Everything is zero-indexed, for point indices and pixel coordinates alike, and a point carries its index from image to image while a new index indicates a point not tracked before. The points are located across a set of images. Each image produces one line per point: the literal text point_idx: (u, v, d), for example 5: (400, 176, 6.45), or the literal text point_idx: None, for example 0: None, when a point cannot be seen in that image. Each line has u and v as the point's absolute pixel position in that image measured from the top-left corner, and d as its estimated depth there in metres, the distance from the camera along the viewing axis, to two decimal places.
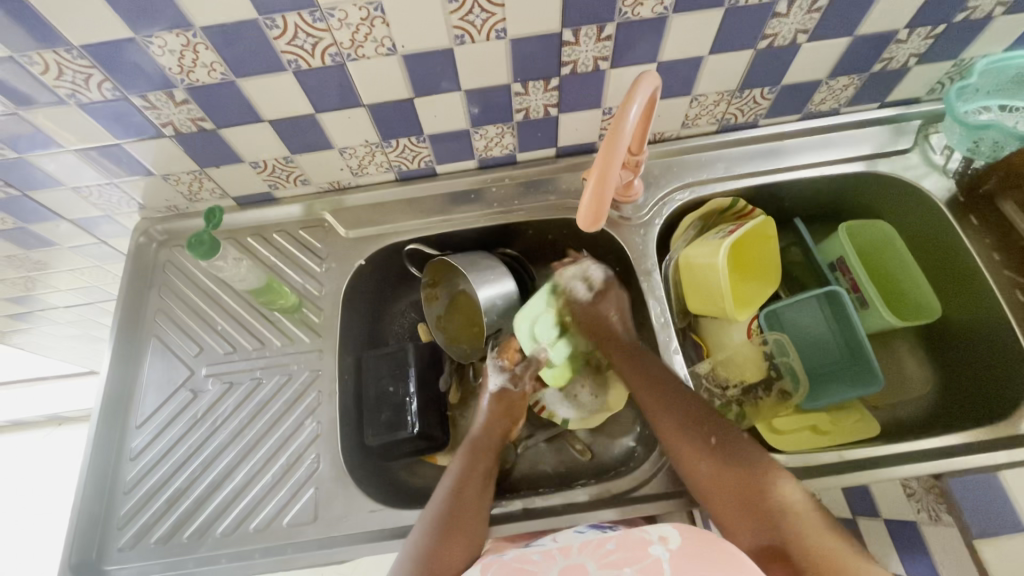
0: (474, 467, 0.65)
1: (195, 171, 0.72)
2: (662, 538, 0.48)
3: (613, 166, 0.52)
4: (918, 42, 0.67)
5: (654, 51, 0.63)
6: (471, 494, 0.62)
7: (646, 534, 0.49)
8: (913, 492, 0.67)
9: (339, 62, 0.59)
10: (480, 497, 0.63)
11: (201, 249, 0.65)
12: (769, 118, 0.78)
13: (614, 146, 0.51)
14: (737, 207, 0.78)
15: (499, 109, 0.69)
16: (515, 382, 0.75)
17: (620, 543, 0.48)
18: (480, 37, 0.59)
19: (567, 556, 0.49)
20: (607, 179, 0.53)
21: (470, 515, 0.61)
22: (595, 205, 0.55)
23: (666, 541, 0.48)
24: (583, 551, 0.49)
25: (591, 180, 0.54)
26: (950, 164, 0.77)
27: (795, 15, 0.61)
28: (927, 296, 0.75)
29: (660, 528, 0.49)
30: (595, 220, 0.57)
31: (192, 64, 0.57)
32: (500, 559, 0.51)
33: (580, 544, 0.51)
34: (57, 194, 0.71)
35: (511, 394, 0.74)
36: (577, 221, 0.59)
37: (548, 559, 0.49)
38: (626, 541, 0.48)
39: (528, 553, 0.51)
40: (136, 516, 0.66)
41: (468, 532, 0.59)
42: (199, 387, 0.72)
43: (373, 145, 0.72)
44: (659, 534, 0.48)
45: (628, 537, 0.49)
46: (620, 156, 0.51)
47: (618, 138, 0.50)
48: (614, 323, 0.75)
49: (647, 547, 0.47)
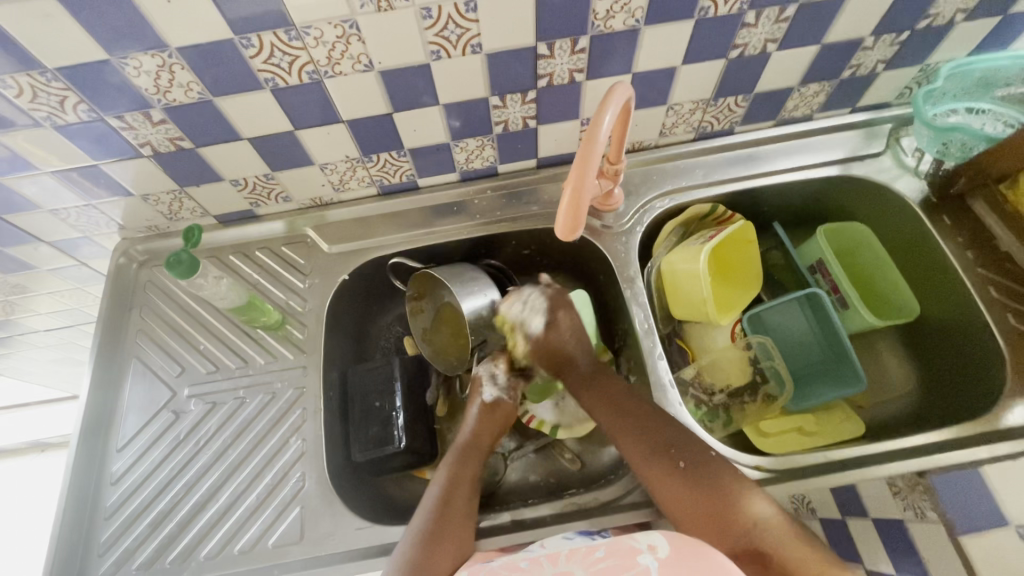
0: (461, 478, 0.65)
1: (175, 190, 0.71)
2: (651, 548, 0.47)
3: (588, 175, 0.52)
4: (884, 49, 0.69)
5: (628, 62, 0.64)
6: (455, 510, 0.61)
7: (635, 542, 0.48)
8: (899, 490, 0.64)
9: (316, 79, 0.59)
10: (465, 514, 0.62)
11: (181, 268, 0.65)
12: (744, 125, 0.79)
13: (590, 153, 0.51)
14: (716, 212, 0.80)
15: (478, 122, 0.69)
16: (510, 394, 0.74)
17: (608, 552, 0.48)
18: (456, 52, 0.59)
19: (554, 564, 0.48)
20: (583, 187, 0.53)
21: (455, 533, 0.59)
22: (573, 213, 0.55)
23: (655, 551, 0.47)
24: (570, 559, 0.49)
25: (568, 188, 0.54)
26: (922, 166, 0.78)
27: (764, 25, 0.63)
28: (906, 296, 0.76)
29: (649, 536, 0.49)
30: (573, 228, 0.56)
31: (169, 84, 0.57)
32: (487, 567, 0.51)
33: (568, 551, 0.50)
34: (35, 217, 0.70)
35: (503, 405, 0.73)
36: (555, 230, 0.57)
37: (536, 566, 0.49)
38: (615, 548, 0.48)
39: (515, 560, 0.51)
40: (117, 542, 0.64)
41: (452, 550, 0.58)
42: (181, 408, 0.71)
43: (353, 160, 0.72)
44: (648, 542, 0.48)
45: (617, 545, 0.49)
46: (597, 163, 0.52)
47: (593, 148, 0.51)
48: (572, 350, 0.72)
49: (635, 556, 0.47)
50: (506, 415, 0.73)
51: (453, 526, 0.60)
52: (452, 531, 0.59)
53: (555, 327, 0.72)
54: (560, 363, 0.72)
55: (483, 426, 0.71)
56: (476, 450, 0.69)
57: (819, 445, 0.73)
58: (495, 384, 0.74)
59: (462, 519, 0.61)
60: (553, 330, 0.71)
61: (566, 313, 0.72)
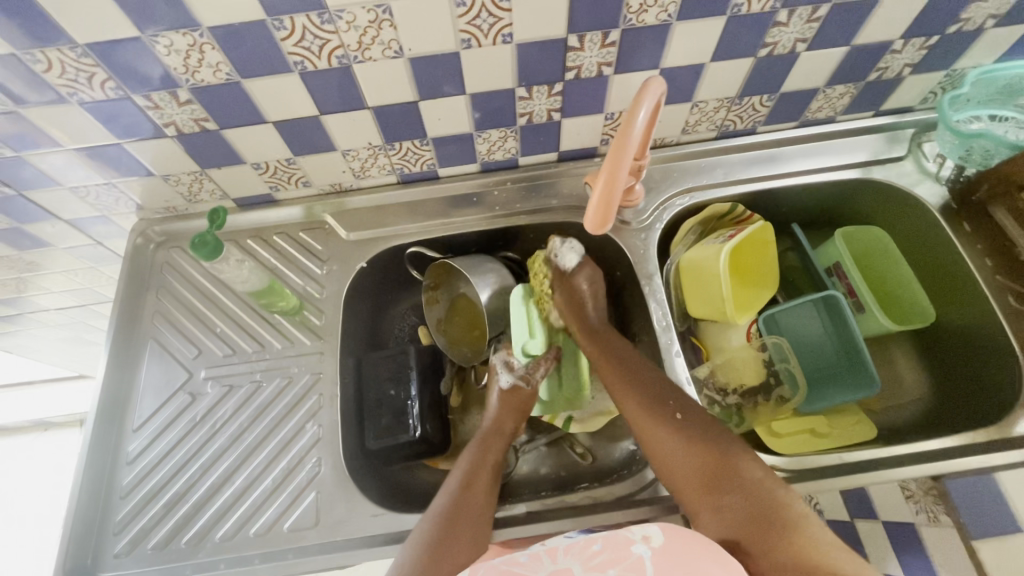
0: (484, 461, 0.66)
1: (196, 172, 0.71)
2: (645, 537, 0.44)
3: (622, 168, 0.53)
4: (912, 52, 0.69)
5: (657, 57, 0.64)
6: (479, 486, 0.63)
7: (631, 534, 0.45)
8: (911, 494, 0.67)
9: (345, 64, 0.59)
10: (490, 490, 0.63)
11: (204, 250, 0.64)
12: (767, 125, 0.79)
13: (624, 146, 0.52)
14: (736, 212, 0.79)
15: (503, 113, 0.69)
16: (527, 379, 0.74)
17: (605, 544, 0.44)
18: (487, 41, 0.59)
19: (551, 560, 0.43)
20: (617, 181, 0.55)
21: (473, 513, 0.60)
22: (603, 207, 0.57)
23: (650, 540, 0.44)
24: (568, 553, 0.44)
25: (599, 185, 0.56)
26: (943, 172, 0.79)
27: (795, 24, 0.62)
28: (922, 301, 0.76)
29: (644, 527, 0.45)
30: (603, 222, 0.59)
31: (198, 63, 0.57)
32: (480, 565, 0.45)
33: (564, 546, 0.46)
34: (54, 194, 0.70)
35: (522, 392, 0.73)
36: (584, 223, 0.60)
37: (535, 561, 0.44)
38: (611, 540, 0.44)
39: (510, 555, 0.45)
40: (133, 521, 0.65)
41: (470, 526, 0.59)
42: (197, 390, 0.71)
43: (376, 148, 0.72)
44: (642, 531, 0.45)
45: (612, 536, 0.45)
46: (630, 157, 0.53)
47: (627, 141, 0.52)
48: (587, 299, 0.74)
49: (630, 545, 0.43)
50: (527, 401, 0.73)
51: (472, 502, 0.61)
52: (469, 506, 0.60)
53: (576, 283, 0.75)
54: (579, 314, 0.74)
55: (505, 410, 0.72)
56: (503, 432, 0.70)
57: (831, 446, 0.73)
58: (511, 371, 0.74)
59: (487, 498, 0.62)
60: (569, 280, 0.75)
61: (587, 272, 0.76)
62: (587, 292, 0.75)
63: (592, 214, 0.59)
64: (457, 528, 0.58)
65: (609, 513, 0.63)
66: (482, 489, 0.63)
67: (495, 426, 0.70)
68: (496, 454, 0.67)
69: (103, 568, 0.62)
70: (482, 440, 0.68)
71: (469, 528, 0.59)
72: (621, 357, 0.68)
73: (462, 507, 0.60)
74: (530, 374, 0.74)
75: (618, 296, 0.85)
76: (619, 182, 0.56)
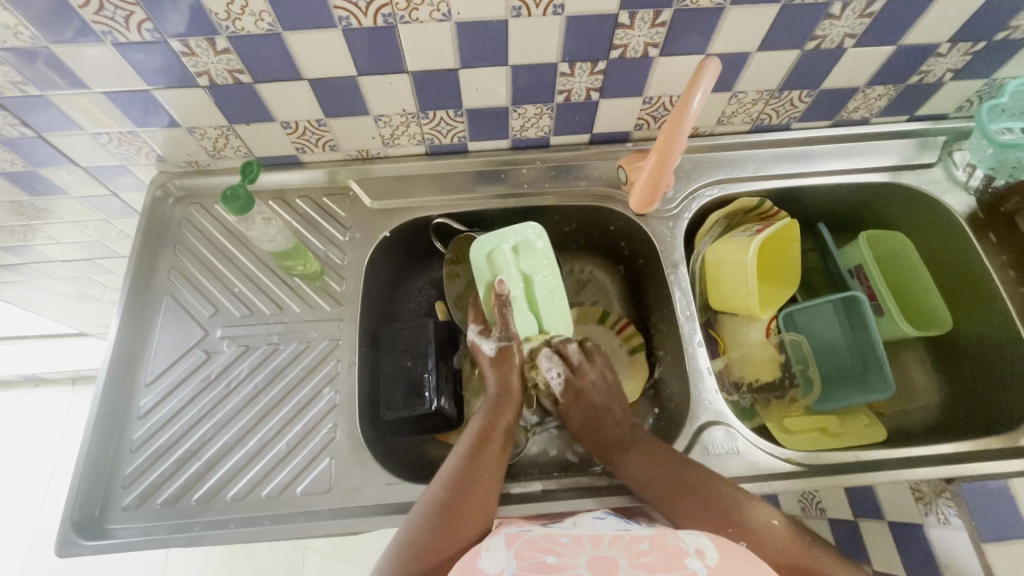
0: (495, 425, 0.65)
1: (223, 127, 0.69)
2: (699, 551, 0.48)
3: (671, 156, 0.64)
4: (957, 58, 0.68)
5: (706, 41, 0.63)
6: (491, 450, 0.62)
7: (682, 543, 0.49)
8: (921, 495, 0.69)
9: (390, 23, 0.57)
10: (501, 453, 0.63)
11: (236, 203, 0.62)
12: (802, 121, 0.78)
13: (679, 126, 0.59)
14: (762, 208, 0.78)
15: (541, 89, 0.68)
16: (507, 335, 0.70)
17: (653, 546, 0.48)
18: (537, 11, 0.58)
19: (597, 546, 0.49)
20: (669, 159, 0.64)
21: (488, 479, 0.60)
22: (649, 194, 0.71)
23: (702, 555, 0.47)
24: (614, 546, 0.49)
25: (653, 160, 0.66)
26: (972, 181, 0.78)
27: (847, 18, 0.62)
28: (940, 309, 0.77)
29: (696, 540, 0.50)
30: (646, 204, 0.72)
31: (240, 11, 0.55)
32: (526, 535, 0.52)
33: (611, 537, 0.51)
34: (76, 139, 0.68)
35: (510, 351, 0.69)
36: (632, 204, 0.74)
37: (577, 543, 0.49)
38: (660, 544, 0.48)
39: (555, 534, 0.52)
40: (143, 476, 0.64)
41: (486, 493, 0.59)
42: (213, 349, 0.70)
43: (409, 115, 0.70)
44: (695, 546, 0.49)
45: (662, 543, 0.49)
46: (683, 134, 0.60)
47: (683, 124, 0.58)
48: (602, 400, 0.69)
49: (682, 558, 0.47)
50: (519, 356, 0.70)
51: (481, 473, 0.60)
52: (486, 475, 0.60)
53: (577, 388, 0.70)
54: (599, 422, 0.68)
55: (504, 371, 0.68)
56: (510, 391, 0.68)
57: (845, 445, 0.72)
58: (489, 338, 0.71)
59: (498, 464, 0.62)
60: (579, 379, 0.70)
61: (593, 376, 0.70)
62: (598, 390, 0.70)
63: (639, 193, 0.71)
64: (470, 492, 0.58)
65: (625, 495, 0.64)
66: (490, 457, 0.62)
67: (501, 387, 0.68)
68: (509, 416, 0.66)
69: (112, 521, 0.61)
70: (493, 404, 0.67)
71: (483, 492, 0.59)
72: (655, 464, 0.61)
73: (478, 475, 0.60)
74: (506, 329, 0.70)
75: (637, 284, 0.85)
76: (665, 175, 0.68)
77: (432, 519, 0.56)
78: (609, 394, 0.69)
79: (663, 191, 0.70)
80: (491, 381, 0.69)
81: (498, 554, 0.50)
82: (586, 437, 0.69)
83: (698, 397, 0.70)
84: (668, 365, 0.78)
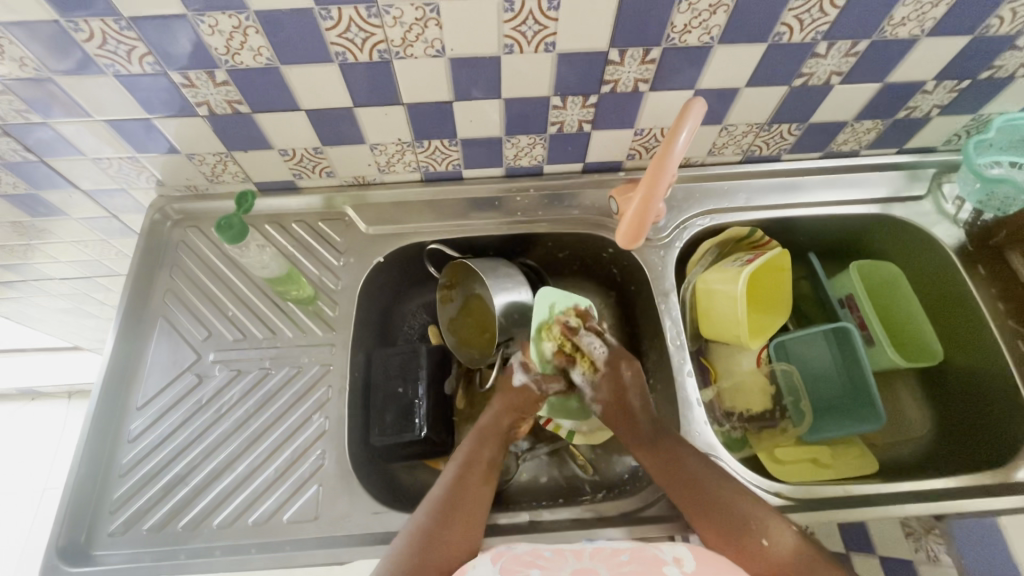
0: (479, 458, 0.64)
1: (222, 153, 0.71)
2: (677, 559, 0.48)
3: (659, 187, 0.63)
4: (942, 95, 0.69)
5: (695, 77, 0.64)
6: (474, 484, 0.62)
7: (661, 552, 0.49)
8: (911, 531, 0.67)
9: (386, 58, 0.59)
10: (485, 487, 0.62)
11: (229, 232, 0.64)
12: (792, 153, 0.79)
13: (666, 160, 0.60)
14: (754, 237, 0.80)
15: (535, 120, 0.69)
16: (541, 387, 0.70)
17: (634, 557, 0.49)
18: (529, 48, 0.59)
19: (579, 559, 0.50)
20: (656, 194, 0.64)
21: (470, 509, 0.60)
22: (634, 229, 0.69)
23: (681, 563, 0.48)
24: (595, 557, 0.50)
25: (640, 196, 0.66)
26: (961, 214, 0.79)
27: (833, 57, 0.63)
28: (931, 339, 0.77)
29: (674, 548, 0.50)
30: (631, 240, 0.70)
31: (239, 46, 0.56)
32: (511, 551, 0.52)
33: (593, 550, 0.52)
34: (76, 163, 0.69)
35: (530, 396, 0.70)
36: (618, 237, 0.71)
37: (560, 557, 0.50)
38: (640, 555, 0.49)
39: (539, 548, 0.52)
40: (130, 500, 0.64)
41: (468, 523, 0.59)
42: (205, 372, 0.71)
43: (405, 144, 0.71)
44: (674, 554, 0.49)
45: (642, 553, 0.50)
46: (671, 169, 0.61)
47: (669, 159, 0.59)
48: (635, 402, 0.68)
49: (661, 565, 0.48)
50: (524, 405, 0.69)
51: (464, 503, 0.60)
52: (469, 507, 0.60)
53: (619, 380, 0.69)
54: (624, 404, 0.68)
55: (505, 409, 0.69)
56: (501, 427, 0.68)
57: (832, 477, 0.73)
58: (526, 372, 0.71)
59: (482, 497, 0.61)
60: (616, 371, 0.70)
61: (628, 369, 0.69)
62: (630, 379, 0.69)
63: (627, 226, 0.70)
64: (452, 523, 0.58)
65: (613, 526, 0.63)
66: (476, 490, 0.61)
67: (492, 423, 0.68)
68: (494, 452, 0.66)
69: (97, 547, 0.61)
70: (479, 435, 0.67)
71: (465, 523, 0.58)
72: (660, 432, 0.65)
73: (459, 504, 0.60)
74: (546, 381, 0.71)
75: (628, 310, 0.86)
76: (650, 207, 0.67)
77: (411, 545, 0.56)
78: (638, 389, 0.69)
79: (650, 224, 0.69)
80: (486, 414, 0.69)
81: (484, 569, 0.49)
82: (608, 415, 0.70)
83: (687, 427, 0.70)
84: (658, 394, 0.78)
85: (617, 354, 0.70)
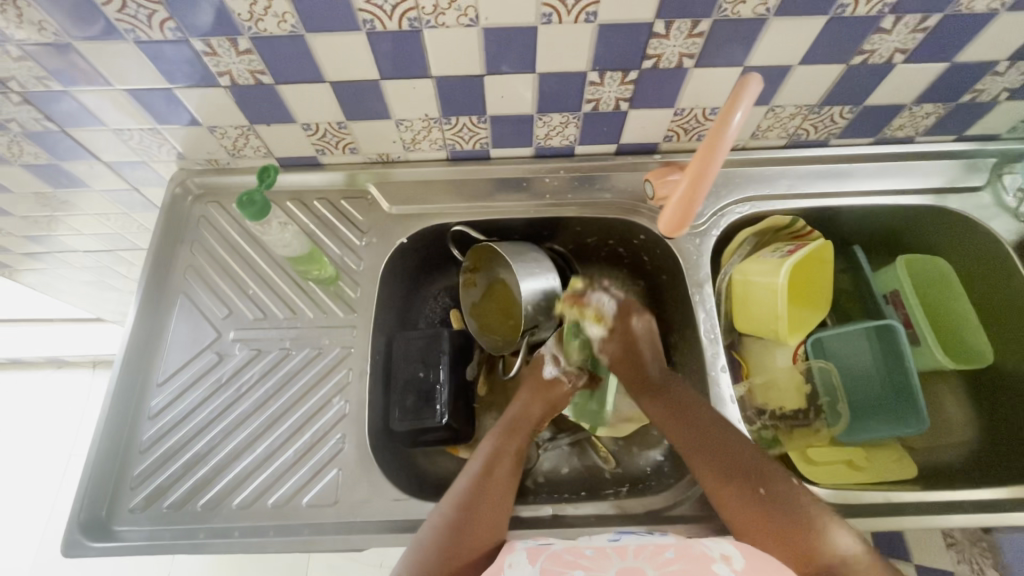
0: (506, 448, 0.63)
1: (244, 126, 0.68)
2: (725, 556, 0.47)
3: (710, 165, 0.57)
4: (1014, 77, 0.64)
5: (745, 53, 0.60)
6: (500, 475, 0.60)
7: (708, 549, 0.47)
8: (953, 541, 0.66)
9: (416, 27, 0.56)
10: (511, 477, 0.61)
11: (252, 209, 0.62)
12: (841, 138, 0.74)
13: (717, 144, 0.55)
14: (795, 226, 0.75)
15: (569, 97, 0.65)
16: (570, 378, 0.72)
17: (679, 553, 0.46)
18: (568, 18, 0.55)
19: (623, 557, 0.47)
20: (705, 176, 0.59)
21: (496, 500, 0.58)
22: (680, 215, 0.64)
23: (730, 560, 0.46)
24: (639, 555, 0.47)
25: (687, 179, 0.61)
26: (1023, 208, 0.73)
27: (899, 33, 0.58)
28: (982, 340, 0.73)
29: (720, 546, 0.48)
30: (676, 229, 0.65)
31: (263, 12, 0.54)
32: (549, 549, 0.49)
33: (635, 547, 0.49)
34: (97, 134, 0.68)
35: (558, 387, 0.70)
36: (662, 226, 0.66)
37: (603, 556, 0.47)
38: (686, 551, 0.47)
39: (578, 547, 0.49)
40: (150, 478, 0.63)
41: (494, 514, 0.57)
42: (225, 351, 0.70)
43: (432, 120, 0.68)
44: (720, 551, 0.47)
45: (688, 549, 0.47)
46: (723, 152, 0.56)
47: (720, 142, 0.55)
48: (647, 353, 0.69)
49: (709, 563, 0.46)
50: (560, 400, 0.70)
51: (491, 494, 0.58)
52: (495, 496, 0.58)
53: (629, 333, 0.70)
54: (637, 362, 0.69)
55: (532, 400, 0.69)
56: (529, 419, 0.67)
57: (868, 480, 0.69)
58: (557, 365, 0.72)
59: (509, 488, 0.60)
60: (630, 313, 0.71)
61: (639, 320, 0.70)
62: (642, 331, 0.70)
63: (672, 213, 0.64)
64: (478, 514, 0.56)
65: (639, 524, 0.61)
66: (503, 482, 0.60)
67: (520, 414, 0.67)
68: (520, 442, 0.65)
69: (118, 522, 0.61)
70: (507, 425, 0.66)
71: (493, 515, 0.57)
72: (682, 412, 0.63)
73: (486, 496, 0.58)
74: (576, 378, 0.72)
75: (658, 301, 0.83)
76: (699, 189, 0.61)
77: (437, 537, 0.54)
78: (650, 339, 0.70)
79: (697, 212, 0.64)
80: (514, 403, 0.69)
81: (522, 569, 0.46)
82: (618, 367, 0.70)
83: None
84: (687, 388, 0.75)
85: (629, 304, 0.71)
